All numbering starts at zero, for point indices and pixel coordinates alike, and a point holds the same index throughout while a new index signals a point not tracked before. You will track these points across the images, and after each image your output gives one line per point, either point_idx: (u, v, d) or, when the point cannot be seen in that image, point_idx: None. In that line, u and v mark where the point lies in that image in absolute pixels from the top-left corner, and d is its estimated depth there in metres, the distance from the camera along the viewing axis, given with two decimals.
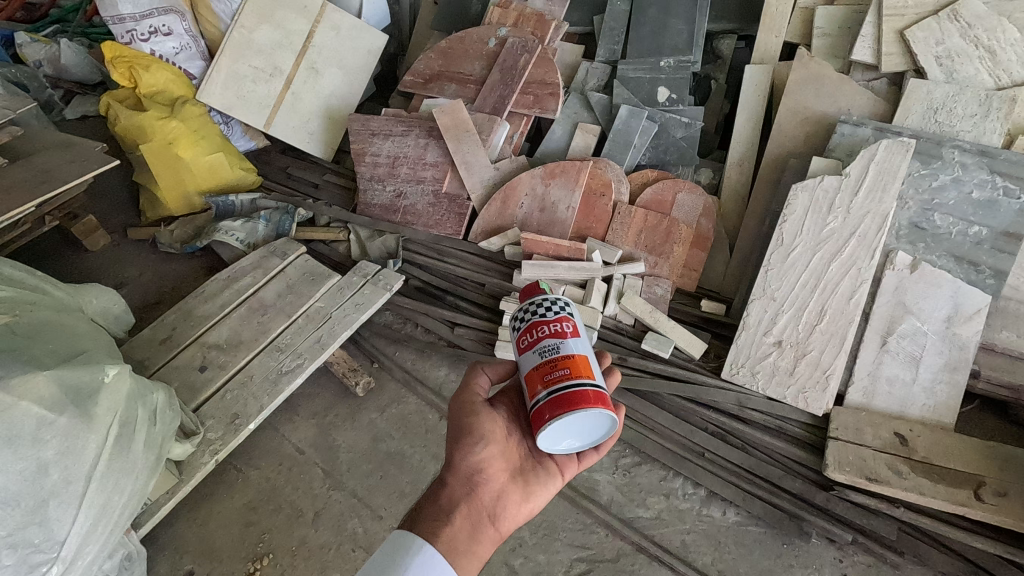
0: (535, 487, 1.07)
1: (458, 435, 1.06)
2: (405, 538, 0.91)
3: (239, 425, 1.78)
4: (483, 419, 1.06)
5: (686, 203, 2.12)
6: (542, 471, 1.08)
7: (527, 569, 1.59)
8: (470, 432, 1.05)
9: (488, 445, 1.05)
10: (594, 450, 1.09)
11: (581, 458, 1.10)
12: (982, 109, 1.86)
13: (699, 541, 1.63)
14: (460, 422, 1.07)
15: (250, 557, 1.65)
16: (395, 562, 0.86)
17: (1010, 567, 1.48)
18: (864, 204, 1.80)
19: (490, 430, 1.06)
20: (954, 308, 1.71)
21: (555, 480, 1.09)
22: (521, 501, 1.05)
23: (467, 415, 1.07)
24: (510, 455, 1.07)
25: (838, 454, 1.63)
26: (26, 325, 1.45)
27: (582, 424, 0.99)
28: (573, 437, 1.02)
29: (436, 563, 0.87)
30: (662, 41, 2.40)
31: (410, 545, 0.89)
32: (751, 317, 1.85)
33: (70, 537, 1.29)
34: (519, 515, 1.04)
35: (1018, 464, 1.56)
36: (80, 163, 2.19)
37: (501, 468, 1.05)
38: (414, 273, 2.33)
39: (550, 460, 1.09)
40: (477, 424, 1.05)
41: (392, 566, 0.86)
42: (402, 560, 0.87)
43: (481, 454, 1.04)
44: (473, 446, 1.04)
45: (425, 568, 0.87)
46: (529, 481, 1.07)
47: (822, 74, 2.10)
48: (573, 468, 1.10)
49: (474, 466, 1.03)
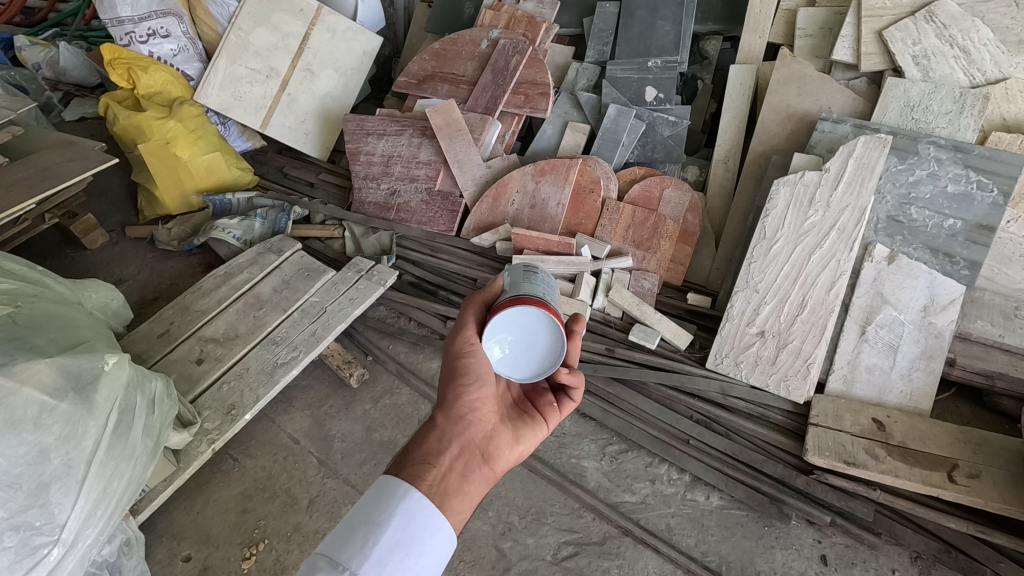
0: (523, 431, 1.13)
1: (452, 379, 1.10)
2: (391, 482, 0.89)
3: (235, 415, 1.82)
4: (474, 361, 1.09)
5: (673, 199, 2.17)
6: (528, 419, 1.16)
7: (516, 552, 1.63)
8: (464, 376, 1.09)
9: (481, 386, 1.10)
10: (570, 398, 1.21)
11: (561, 406, 1.20)
12: (957, 107, 1.92)
13: (683, 524, 1.67)
14: (453, 364, 1.09)
15: (246, 543, 1.69)
16: (378, 506, 0.85)
17: (982, 547, 1.54)
18: (843, 197, 1.86)
19: (485, 372, 1.10)
20: (930, 298, 1.77)
21: (541, 428, 1.16)
22: (512, 444, 1.10)
23: (461, 356, 1.09)
24: (497, 399, 1.14)
25: (818, 439, 1.68)
26: (28, 316, 1.50)
27: (523, 330, 1.07)
28: (517, 356, 1.09)
29: (423, 505, 0.86)
30: (650, 41, 2.46)
31: (396, 488, 0.88)
32: (735, 309, 1.91)
33: (71, 520, 1.30)
34: (511, 457, 1.10)
35: (990, 447, 1.62)
36: (79, 162, 2.23)
37: (489, 410, 1.11)
38: (408, 268, 2.38)
39: (534, 410, 1.18)
40: (472, 368, 1.09)
41: (377, 509, 0.84)
42: (386, 503, 0.85)
43: (475, 396, 1.09)
44: (467, 389, 1.08)
45: (411, 510, 0.85)
46: (519, 427, 1.14)
47: (804, 74, 2.16)
48: (555, 415, 1.19)
49: (469, 407, 1.08)
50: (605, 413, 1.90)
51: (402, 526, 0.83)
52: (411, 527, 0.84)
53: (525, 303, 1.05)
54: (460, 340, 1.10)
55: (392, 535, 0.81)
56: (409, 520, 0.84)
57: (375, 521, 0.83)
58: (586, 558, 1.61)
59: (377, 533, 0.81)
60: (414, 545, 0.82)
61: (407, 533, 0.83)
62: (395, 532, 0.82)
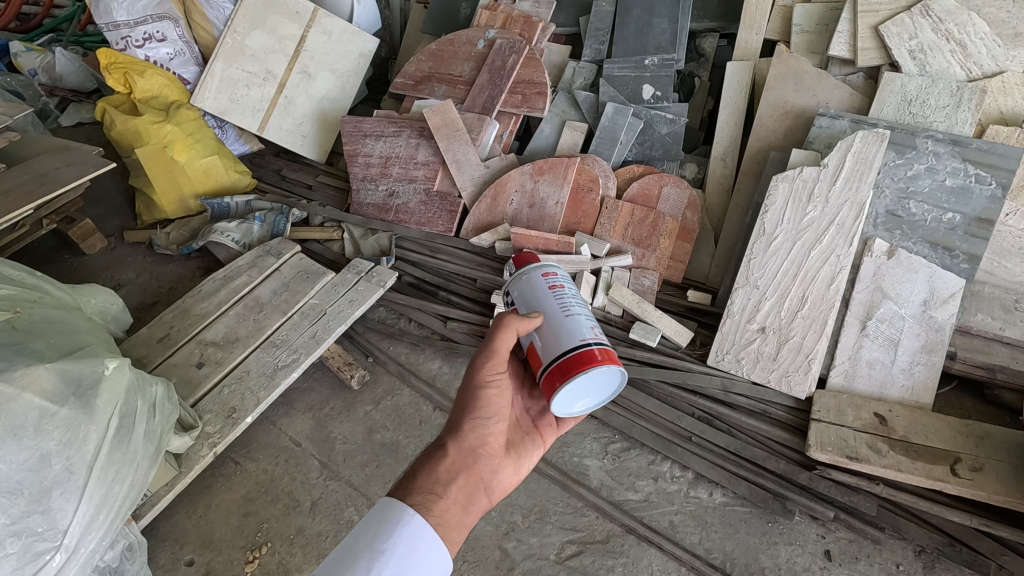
0: (522, 453, 1.14)
1: (467, 408, 1.05)
2: (393, 507, 0.89)
3: (236, 419, 1.81)
4: (495, 393, 1.06)
5: (672, 196, 2.17)
6: (530, 441, 1.17)
7: (520, 552, 1.62)
8: (482, 408, 1.05)
9: (495, 418, 1.07)
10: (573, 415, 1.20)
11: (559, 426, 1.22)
12: (954, 100, 1.92)
13: (687, 521, 1.67)
14: (470, 397, 1.04)
15: (249, 546, 1.68)
16: (380, 531, 0.85)
17: (987, 540, 1.53)
18: (842, 193, 1.86)
19: (501, 406, 1.07)
20: (930, 292, 1.77)
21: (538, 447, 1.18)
22: (512, 471, 1.11)
23: (484, 389, 1.04)
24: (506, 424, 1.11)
25: (820, 435, 1.68)
26: (27, 322, 1.49)
27: (597, 385, 1.07)
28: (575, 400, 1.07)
29: (426, 534, 0.86)
30: (647, 39, 2.46)
31: (399, 513, 0.87)
32: (735, 306, 1.91)
33: (72, 526, 1.29)
34: (508, 486, 1.10)
35: (993, 440, 1.62)
36: (77, 167, 2.23)
37: (499, 440, 1.09)
38: (407, 269, 2.38)
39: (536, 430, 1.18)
40: (489, 402, 1.05)
41: (379, 534, 0.84)
42: (390, 528, 0.85)
43: (489, 428, 1.06)
44: (482, 421, 1.04)
45: (414, 538, 0.86)
46: (519, 453, 1.13)
47: (800, 70, 2.16)
48: (552, 435, 1.20)
49: (480, 439, 1.06)
50: (607, 411, 1.90)
51: (404, 554, 0.83)
52: (413, 554, 0.84)
53: (605, 359, 1.03)
54: (485, 372, 1.04)
55: (395, 562, 0.82)
56: (411, 548, 0.84)
57: (378, 547, 0.83)
58: (590, 557, 1.61)
59: (380, 560, 0.81)
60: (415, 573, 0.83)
61: (409, 560, 0.83)
62: (398, 560, 0.82)
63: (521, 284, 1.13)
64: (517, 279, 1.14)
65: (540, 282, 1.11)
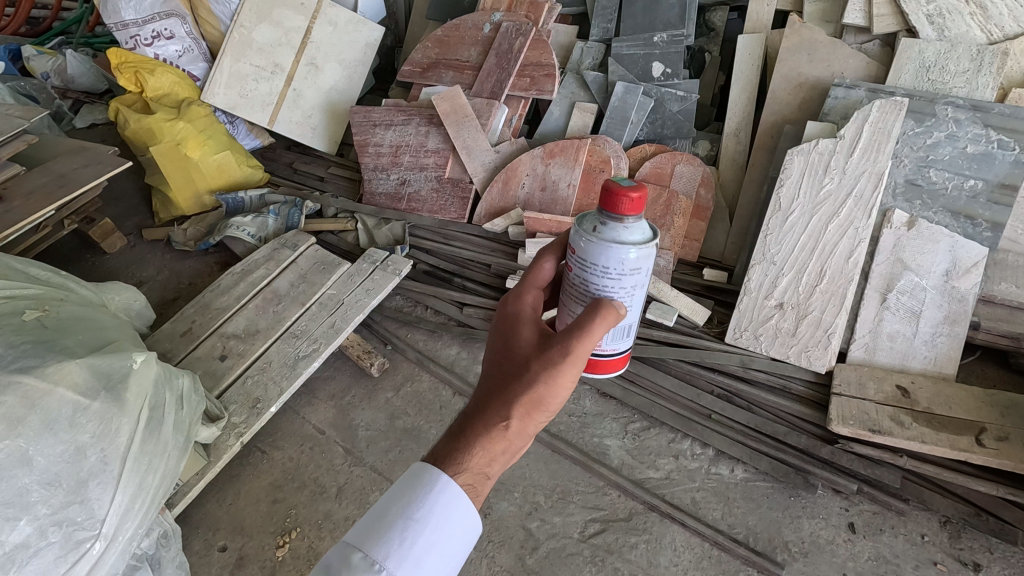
0: None
1: (543, 392, 0.86)
2: (427, 473, 0.82)
3: (261, 408, 1.84)
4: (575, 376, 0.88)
5: (685, 174, 2.14)
6: None
7: (544, 531, 1.63)
8: (558, 392, 0.87)
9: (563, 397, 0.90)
10: None
11: None
12: (974, 65, 1.87)
13: (709, 498, 1.68)
14: (551, 380, 0.85)
15: (278, 531, 1.71)
16: (413, 498, 0.79)
17: (1014, 508, 1.52)
18: (859, 164, 1.82)
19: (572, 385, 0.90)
20: (953, 262, 1.74)
21: None
22: None
23: (566, 376, 0.85)
24: None
25: (840, 409, 1.67)
26: (55, 319, 1.52)
27: None
28: None
29: (461, 503, 0.80)
30: (654, 15, 2.41)
31: (433, 482, 0.80)
32: (752, 283, 1.89)
33: (110, 515, 1.32)
34: None
35: (1019, 410, 1.60)
36: (95, 167, 2.26)
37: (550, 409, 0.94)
38: (422, 257, 2.39)
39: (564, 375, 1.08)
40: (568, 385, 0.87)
41: (411, 503, 0.78)
42: (421, 497, 0.79)
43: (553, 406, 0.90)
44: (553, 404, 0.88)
45: (448, 506, 0.79)
46: None
47: (814, 39, 2.12)
48: None
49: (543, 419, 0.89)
50: (625, 391, 1.91)
51: (438, 525, 0.78)
52: (449, 524, 0.79)
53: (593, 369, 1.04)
54: (574, 360, 0.85)
55: (429, 531, 0.77)
56: (445, 518, 0.79)
57: (411, 516, 0.77)
58: (613, 535, 1.61)
59: (413, 531, 0.76)
60: (450, 543, 0.79)
61: (444, 530, 0.78)
62: (432, 531, 0.77)
63: (583, 240, 0.89)
64: (585, 238, 0.89)
65: (590, 253, 0.89)
